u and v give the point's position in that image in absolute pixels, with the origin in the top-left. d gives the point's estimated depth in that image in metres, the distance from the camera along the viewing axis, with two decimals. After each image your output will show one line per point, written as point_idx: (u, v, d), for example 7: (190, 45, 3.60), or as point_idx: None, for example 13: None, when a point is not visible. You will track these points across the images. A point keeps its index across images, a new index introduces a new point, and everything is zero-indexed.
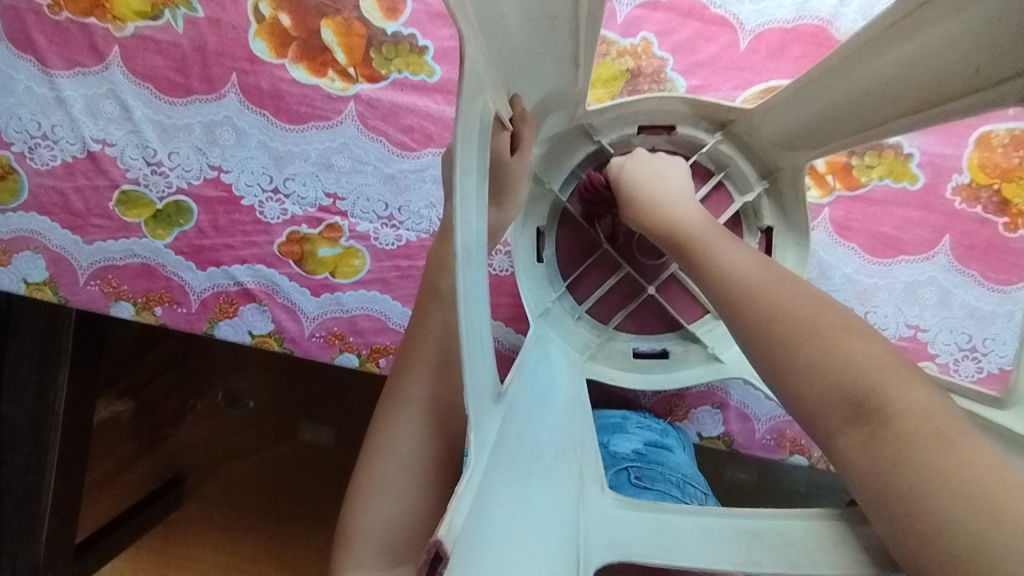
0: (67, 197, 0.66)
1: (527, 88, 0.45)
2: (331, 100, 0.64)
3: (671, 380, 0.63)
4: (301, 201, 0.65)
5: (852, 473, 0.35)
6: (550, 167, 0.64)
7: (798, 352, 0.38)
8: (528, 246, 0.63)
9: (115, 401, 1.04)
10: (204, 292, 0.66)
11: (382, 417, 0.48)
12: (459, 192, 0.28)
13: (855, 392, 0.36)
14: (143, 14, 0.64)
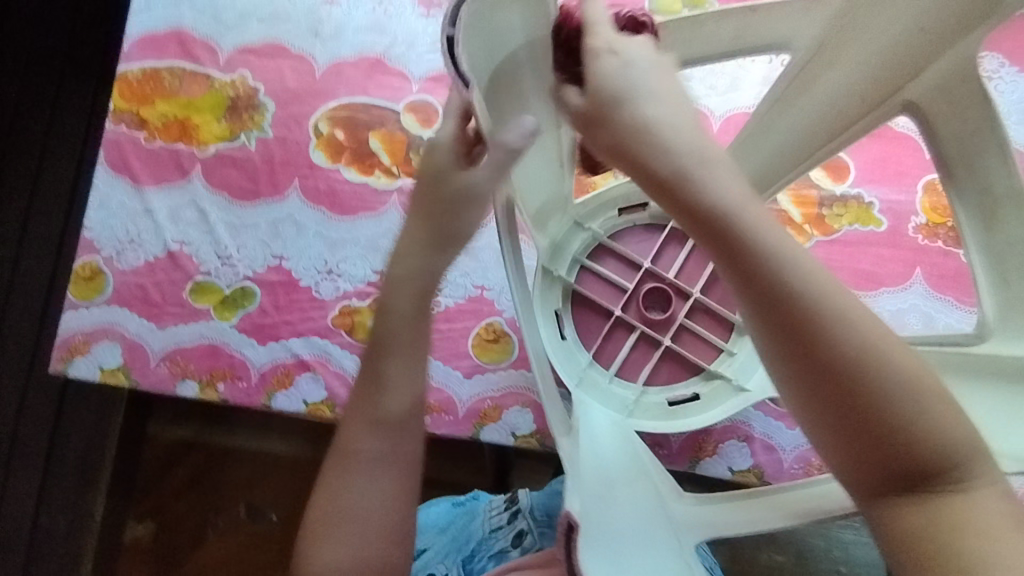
0: (146, 289, 0.75)
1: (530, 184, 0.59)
2: (379, 194, 0.76)
3: (709, 417, 0.66)
4: (352, 278, 0.75)
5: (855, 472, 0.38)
6: (553, 257, 0.70)
7: (882, 415, 0.36)
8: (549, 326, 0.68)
9: (138, 524, 1.11)
10: (264, 366, 0.73)
11: (326, 473, 0.50)
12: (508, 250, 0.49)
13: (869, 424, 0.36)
14: (222, 138, 0.78)
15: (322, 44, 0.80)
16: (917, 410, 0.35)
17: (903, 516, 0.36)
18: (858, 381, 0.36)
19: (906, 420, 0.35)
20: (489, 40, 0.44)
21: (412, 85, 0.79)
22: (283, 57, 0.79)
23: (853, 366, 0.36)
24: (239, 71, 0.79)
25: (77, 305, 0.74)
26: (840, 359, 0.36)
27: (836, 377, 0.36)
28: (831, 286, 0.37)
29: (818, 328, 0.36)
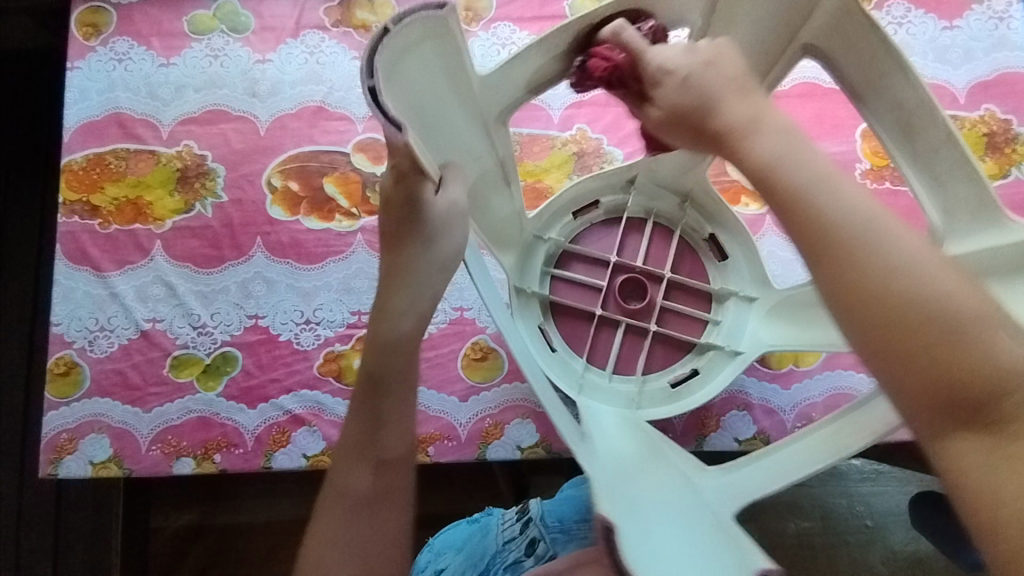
0: (125, 374, 0.74)
1: (485, 210, 0.61)
2: (343, 237, 0.77)
3: (716, 388, 0.68)
4: (331, 323, 0.75)
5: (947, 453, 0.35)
6: (522, 274, 0.70)
7: (921, 338, 0.35)
8: (539, 342, 0.68)
9: None
10: (257, 428, 0.72)
11: (323, 507, 0.51)
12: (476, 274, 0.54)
13: (949, 366, 0.35)
14: (178, 210, 0.78)
15: (261, 102, 0.80)
16: (963, 329, 0.35)
17: (965, 465, 0.34)
18: (893, 301, 0.35)
19: (959, 342, 0.35)
20: (407, 80, 0.45)
21: (357, 126, 0.80)
22: (225, 121, 0.80)
23: (889, 295, 0.36)
24: (184, 142, 0.80)
25: (58, 403, 0.73)
26: (883, 282, 0.36)
27: (865, 298, 0.36)
28: (868, 219, 0.37)
29: (854, 265, 0.36)
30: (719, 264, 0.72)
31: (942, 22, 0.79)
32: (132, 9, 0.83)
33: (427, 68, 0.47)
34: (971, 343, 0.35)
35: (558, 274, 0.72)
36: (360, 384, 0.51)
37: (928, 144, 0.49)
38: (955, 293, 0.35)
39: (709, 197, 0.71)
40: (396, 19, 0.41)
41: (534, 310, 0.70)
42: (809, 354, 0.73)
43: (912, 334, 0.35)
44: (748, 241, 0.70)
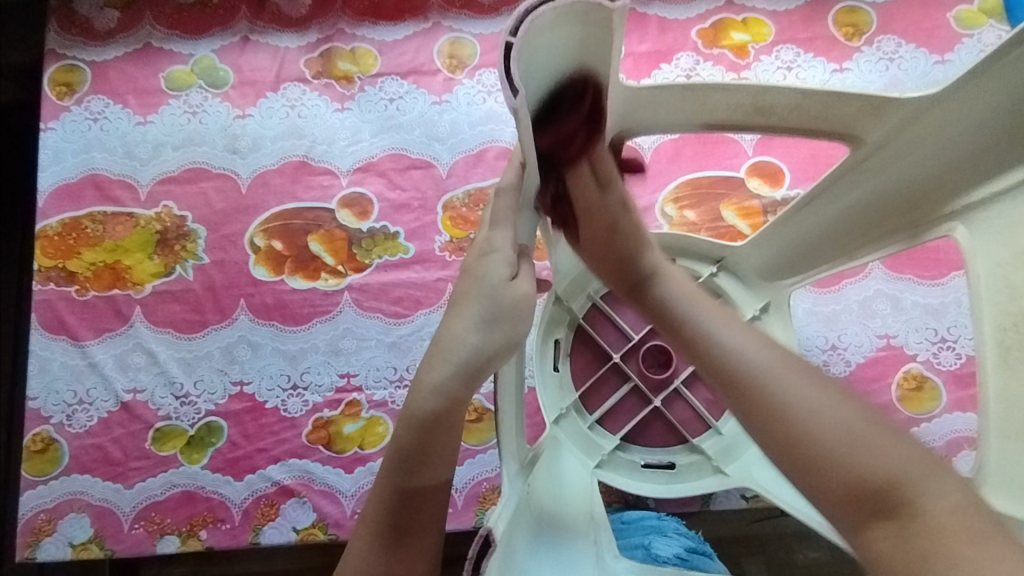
0: (106, 449, 0.71)
1: (583, 477, 0.59)
2: (329, 296, 0.74)
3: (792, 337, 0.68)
4: (319, 388, 0.72)
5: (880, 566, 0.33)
6: (592, 450, 0.65)
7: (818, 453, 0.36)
8: (654, 483, 0.66)
9: None
10: (245, 502, 0.69)
11: None
12: (597, 501, 0.54)
13: (872, 489, 0.34)
14: (157, 273, 0.76)
15: (242, 159, 0.78)
16: (857, 440, 0.35)
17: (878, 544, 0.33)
18: (803, 436, 0.37)
19: (864, 461, 0.34)
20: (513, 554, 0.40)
21: (342, 180, 0.78)
22: (205, 180, 0.78)
23: (792, 418, 0.37)
24: (163, 203, 0.77)
25: (35, 481, 0.70)
26: (783, 408, 0.38)
27: (778, 424, 0.38)
28: (768, 355, 0.41)
29: (756, 375, 0.40)
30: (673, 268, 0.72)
31: (934, 56, 0.78)
32: (107, 67, 0.81)
33: (520, 533, 0.43)
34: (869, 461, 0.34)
35: (600, 415, 0.68)
36: (396, 453, 0.41)
37: (786, 109, 0.49)
38: (885, 441, 0.35)
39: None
40: (473, 559, 0.38)
41: (628, 460, 0.67)
42: None
43: (818, 447, 0.36)
44: (679, 239, 0.70)
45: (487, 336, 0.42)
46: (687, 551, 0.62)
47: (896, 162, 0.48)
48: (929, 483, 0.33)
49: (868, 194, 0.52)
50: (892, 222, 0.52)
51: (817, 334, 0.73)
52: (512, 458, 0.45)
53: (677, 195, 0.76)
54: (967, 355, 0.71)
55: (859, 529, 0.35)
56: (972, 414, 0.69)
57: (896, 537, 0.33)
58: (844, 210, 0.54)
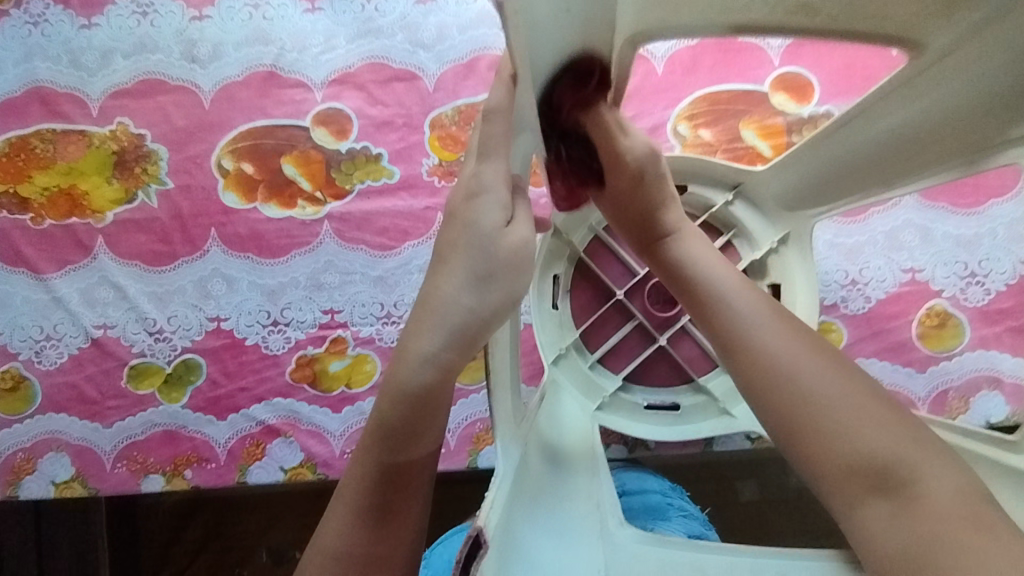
0: (79, 388, 0.67)
1: (583, 426, 0.55)
2: (307, 225, 0.68)
3: (811, 272, 0.62)
4: (301, 324, 0.67)
5: (875, 546, 0.36)
6: (594, 393, 0.62)
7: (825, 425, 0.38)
8: (660, 426, 0.63)
9: None
10: (229, 442, 0.66)
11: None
12: (599, 453, 0.49)
13: (876, 467, 0.37)
14: (119, 200, 0.69)
15: (202, 69, 0.69)
16: (860, 420, 0.38)
17: (874, 520, 0.36)
18: (809, 409, 0.39)
19: (869, 439, 0.37)
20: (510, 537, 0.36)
21: (316, 94, 0.69)
22: (162, 93, 0.69)
23: (804, 391, 0.40)
24: (117, 120, 0.69)
25: (9, 420, 0.67)
26: (789, 375, 0.40)
27: (788, 395, 0.40)
28: (778, 322, 0.43)
29: (770, 355, 0.42)
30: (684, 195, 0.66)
31: None
32: None
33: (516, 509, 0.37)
34: (869, 440, 0.37)
35: (601, 355, 0.65)
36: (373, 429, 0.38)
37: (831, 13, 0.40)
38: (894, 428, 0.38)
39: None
40: (461, 561, 0.30)
41: (630, 401, 0.64)
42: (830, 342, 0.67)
43: (820, 425, 0.39)
44: (692, 162, 0.63)
45: (482, 298, 0.38)
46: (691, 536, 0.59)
47: (954, 78, 0.41)
48: (926, 460, 0.37)
49: (916, 115, 0.45)
50: (942, 145, 0.45)
51: (837, 267, 0.68)
52: (507, 421, 0.39)
53: (693, 111, 0.68)
54: (997, 291, 0.66)
55: (854, 507, 0.37)
56: (997, 353, 0.65)
57: (894, 515, 0.36)
58: (883, 134, 0.48)
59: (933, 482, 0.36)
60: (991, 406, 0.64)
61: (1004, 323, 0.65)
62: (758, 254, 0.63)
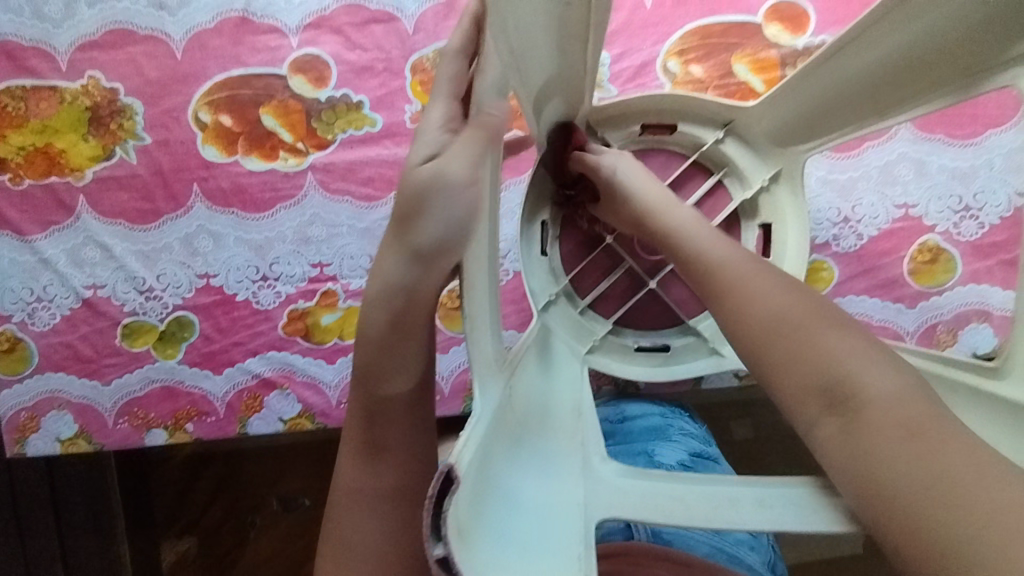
0: (75, 347, 0.68)
1: (569, 372, 0.55)
2: (291, 178, 0.67)
3: (802, 211, 0.61)
4: (290, 279, 0.67)
5: (832, 464, 0.35)
6: (583, 335, 0.62)
7: (775, 346, 0.39)
8: (649, 366, 0.63)
9: (178, 541, 1.00)
10: (227, 395, 0.67)
11: (348, 475, 0.46)
12: (586, 404, 0.50)
13: (825, 383, 0.36)
14: (97, 157, 0.67)
15: (171, 16, 0.67)
16: (817, 334, 0.38)
17: (826, 436, 0.36)
18: (747, 326, 0.41)
19: (815, 356, 0.37)
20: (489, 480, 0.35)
21: (291, 40, 0.66)
22: (132, 44, 0.67)
23: (754, 312, 0.41)
24: (88, 73, 0.67)
25: (9, 381, 0.68)
26: (738, 301, 0.42)
27: (741, 321, 0.41)
28: (740, 260, 0.44)
29: (726, 282, 0.43)
30: (674, 135, 0.65)
31: None
32: None
33: (496, 442, 0.37)
34: (821, 352, 0.37)
35: (592, 300, 0.65)
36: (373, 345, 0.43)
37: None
38: (857, 348, 0.37)
39: (620, 107, 0.63)
40: (434, 497, 0.29)
41: (620, 344, 0.64)
42: (820, 281, 0.66)
43: (776, 341, 0.39)
44: (681, 99, 0.61)
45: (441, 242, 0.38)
46: (691, 456, 0.62)
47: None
48: (884, 379, 0.35)
49: (913, 37, 0.43)
50: (939, 71, 0.44)
51: (829, 205, 0.67)
52: (487, 361, 0.38)
53: (683, 46, 0.66)
54: (991, 225, 0.65)
55: (813, 428, 0.37)
56: (987, 286, 0.65)
57: (842, 430, 0.35)
58: (883, 56, 0.46)
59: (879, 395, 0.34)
60: (978, 338, 0.65)
61: (997, 257, 0.65)
62: (749, 194, 0.63)
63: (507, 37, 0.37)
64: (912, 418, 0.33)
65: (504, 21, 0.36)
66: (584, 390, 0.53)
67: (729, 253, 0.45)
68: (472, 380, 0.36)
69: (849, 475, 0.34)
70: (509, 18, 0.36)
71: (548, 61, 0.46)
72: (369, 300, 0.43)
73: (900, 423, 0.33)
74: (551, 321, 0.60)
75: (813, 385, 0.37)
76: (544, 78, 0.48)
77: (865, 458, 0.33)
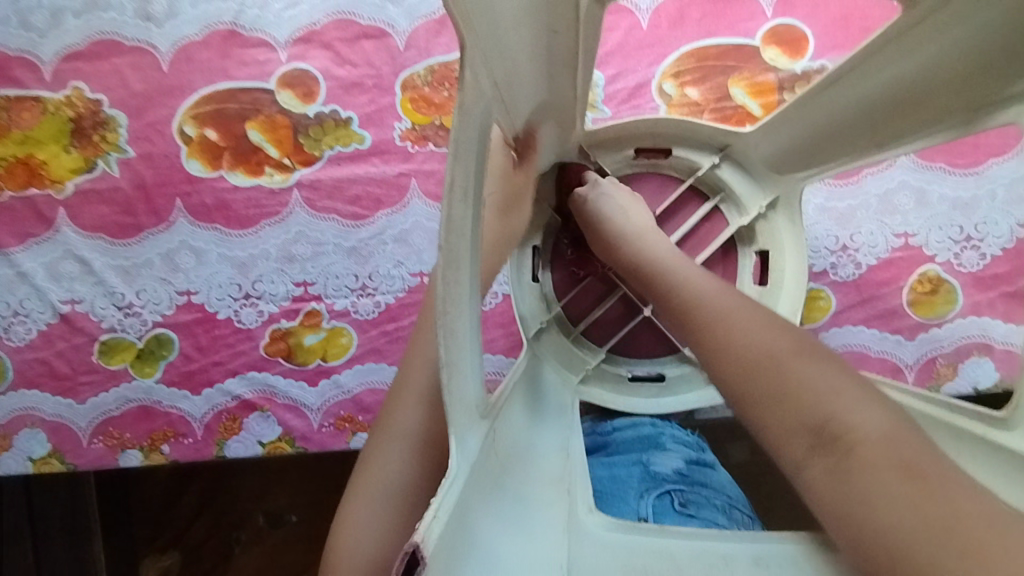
0: (50, 364, 0.66)
1: (554, 408, 0.52)
2: (276, 194, 0.65)
3: (800, 240, 0.60)
4: (273, 298, 0.66)
5: (821, 503, 0.35)
6: (573, 364, 0.60)
7: (760, 382, 0.38)
8: (642, 396, 0.62)
9: (161, 556, 0.96)
10: (206, 416, 0.65)
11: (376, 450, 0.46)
12: (571, 446, 0.48)
13: (814, 422, 0.36)
14: (78, 170, 0.66)
15: (158, 28, 0.65)
16: (799, 370, 0.38)
17: (815, 476, 0.35)
18: (732, 358, 0.40)
19: (801, 395, 0.37)
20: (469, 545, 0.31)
21: (280, 54, 0.65)
22: (117, 55, 0.65)
23: (737, 346, 0.40)
24: (72, 84, 0.66)
25: None
26: (721, 334, 0.41)
27: (726, 355, 0.40)
28: (723, 294, 0.44)
29: (707, 318, 0.43)
30: (669, 159, 0.63)
31: None
32: None
33: (477, 494, 0.33)
34: (809, 393, 0.37)
35: (584, 327, 0.63)
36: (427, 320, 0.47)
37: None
38: (841, 383, 0.37)
39: (616, 131, 0.61)
40: None
41: (614, 373, 0.63)
42: (818, 310, 0.65)
43: (758, 377, 0.39)
44: (678, 124, 0.60)
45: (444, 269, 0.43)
46: (687, 465, 0.57)
47: (953, 29, 0.37)
48: (871, 416, 0.35)
49: (916, 68, 0.41)
50: (943, 102, 0.41)
51: (827, 232, 0.65)
52: (470, 405, 0.34)
53: (679, 67, 0.64)
54: (993, 256, 0.64)
55: (801, 468, 0.36)
56: (988, 319, 0.63)
57: (832, 471, 0.34)
58: (875, 91, 0.45)
59: (867, 434, 0.34)
60: (980, 372, 0.63)
61: (998, 289, 0.63)
62: (746, 220, 0.61)
63: (495, 68, 0.35)
64: (906, 459, 0.33)
65: (489, 51, 0.33)
66: (571, 426, 0.51)
67: (714, 285, 0.45)
68: (450, 435, 0.31)
69: (839, 518, 0.34)
70: (494, 49, 0.34)
71: (537, 86, 0.44)
72: (400, 373, 0.47)
73: (894, 467, 0.32)
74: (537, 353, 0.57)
75: (800, 429, 0.36)
76: (534, 103, 0.46)
77: (863, 503, 0.33)
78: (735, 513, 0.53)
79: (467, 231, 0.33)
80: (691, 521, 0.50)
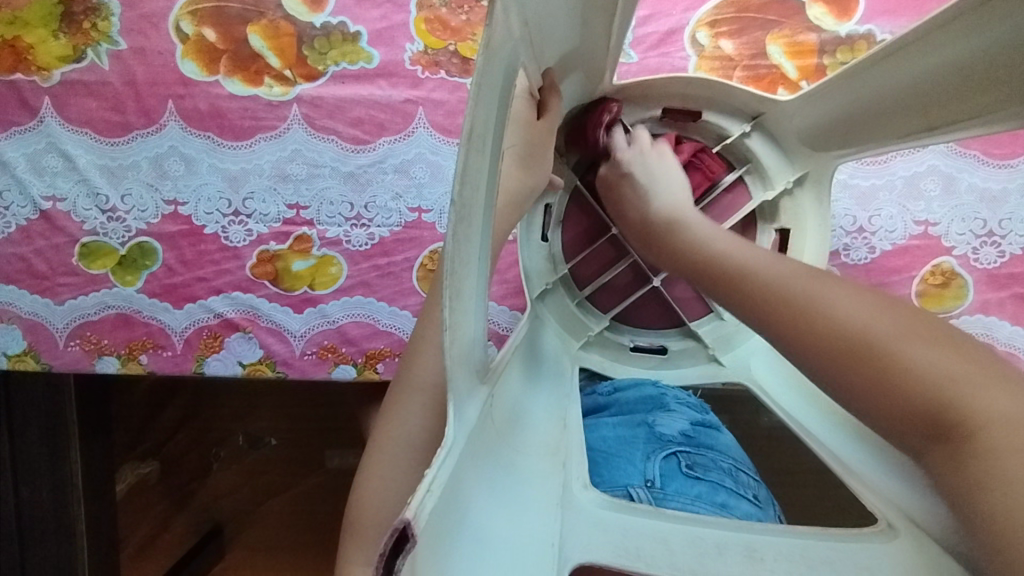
0: (29, 261, 0.64)
1: (552, 375, 0.50)
2: (274, 108, 0.62)
3: (825, 220, 0.56)
4: (264, 217, 0.63)
5: (944, 491, 0.31)
6: (575, 327, 0.59)
7: (855, 365, 0.34)
8: (644, 362, 0.60)
9: (140, 463, 0.96)
10: (186, 331, 0.64)
11: (390, 400, 0.43)
12: (573, 419, 0.46)
13: (926, 407, 0.31)
14: (66, 58, 0.62)
15: None
16: (897, 354, 0.33)
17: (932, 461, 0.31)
18: (823, 337, 0.36)
19: (904, 377, 0.32)
20: (459, 514, 0.28)
21: None
22: None
23: (823, 324, 0.36)
24: None
25: None
26: (805, 310, 0.37)
27: (813, 334, 0.36)
28: (793, 268, 0.40)
29: (781, 294, 0.39)
30: (698, 123, 0.60)
31: None
32: None
33: (470, 464, 0.30)
34: (913, 373, 0.32)
35: (591, 291, 0.62)
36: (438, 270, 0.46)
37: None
38: (961, 366, 0.32)
39: (643, 88, 0.57)
40: (384, 557, 0.23)
41: (615, 342, 0.61)
42: None
43: (855, 362, 0.34)
44: (711, 86, 0.56)
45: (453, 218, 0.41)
46: (692, 427, 0.54)
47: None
48: (988, 392, 0.30)
49: (978, 47, 0.38)
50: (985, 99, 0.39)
51: (846, 212, 0.63)
52: (470, 368, 0.32)
53: (717, 16, 0.60)
54: (1011, 255, 0.61)
55: (918, 453, 0.32)
56: (996, 319, 0.61)
57: (950, 458, 0.30)
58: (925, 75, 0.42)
59: (988, 416, 0.29)
60: None
61: (1011, 289, 0.61)
62: (769, 195, 0.58)
63: (528, 5, 0.31)
64: None
65: None
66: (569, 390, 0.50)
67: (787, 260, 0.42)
68: (450, 398, 0.29)
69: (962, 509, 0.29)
70: None
71: (569, 31, 0.41)
72: (417, 333, 0.44)
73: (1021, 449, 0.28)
74: (542, 317, 0.56)
75: (911, 415, 0.32)
76: (561, 51, 0.43)
77: (989, 489, 0.28)
78: (742, 476, 0.51)
79: (483, 185, 0.29)
80: (699, 484, 0.47)
